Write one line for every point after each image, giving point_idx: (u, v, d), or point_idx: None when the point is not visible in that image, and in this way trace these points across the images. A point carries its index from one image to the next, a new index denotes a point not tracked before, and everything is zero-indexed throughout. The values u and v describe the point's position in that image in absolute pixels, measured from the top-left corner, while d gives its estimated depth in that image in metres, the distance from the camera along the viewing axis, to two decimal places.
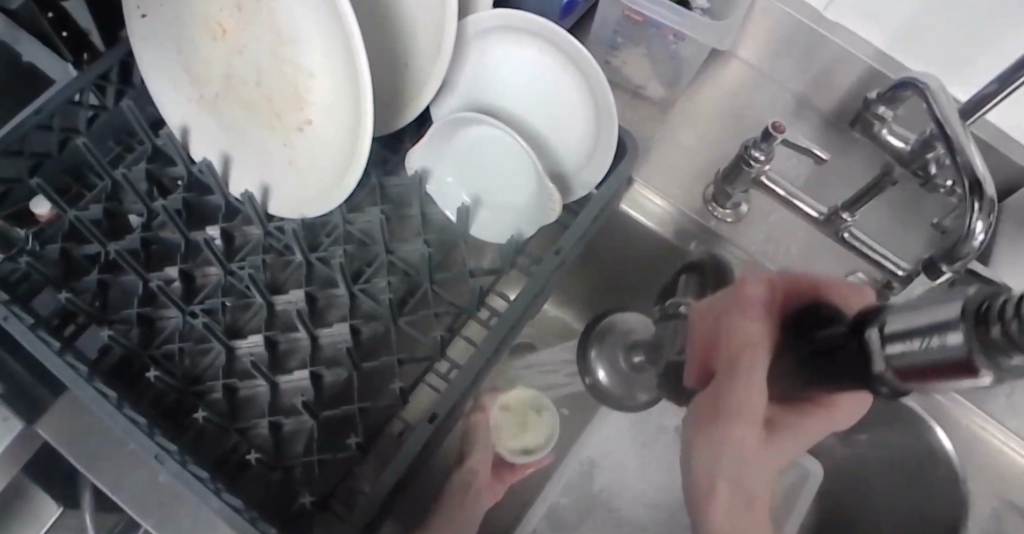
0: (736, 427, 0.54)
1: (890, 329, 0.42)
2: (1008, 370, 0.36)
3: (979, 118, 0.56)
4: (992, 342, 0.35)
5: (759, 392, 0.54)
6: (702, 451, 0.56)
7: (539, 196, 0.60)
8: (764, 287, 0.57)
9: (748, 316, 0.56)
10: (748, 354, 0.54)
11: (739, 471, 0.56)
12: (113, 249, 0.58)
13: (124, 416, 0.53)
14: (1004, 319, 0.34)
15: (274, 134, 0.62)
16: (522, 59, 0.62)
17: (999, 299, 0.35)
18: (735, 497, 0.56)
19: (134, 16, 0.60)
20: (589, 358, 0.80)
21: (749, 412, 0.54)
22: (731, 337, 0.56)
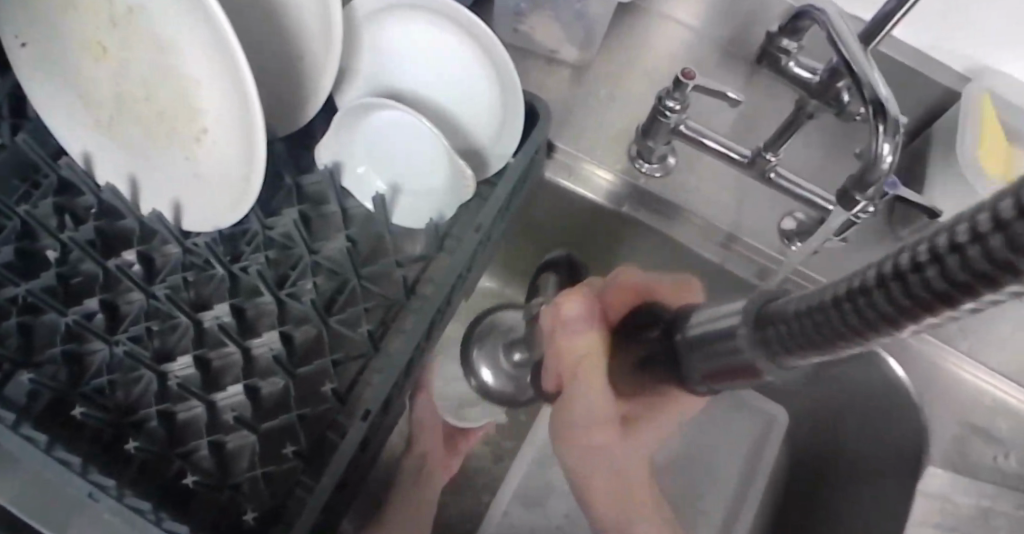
0: (588, 426, 0.62)
1: (694, 334, 0.46)
2: (785, 366, 0.38)
3: (886, 37, 0.54)
4: (772, 357, 0.38)
5: (599, 399, 0.60)
6: (574, 454, 0.65)
7: (455, 174, 0.59)
8: (578, 304, 0.60)
9: (576, 331, 0.60)
10: (588, 367, 0.59)
11: (607, 461, 0.65)
12: (27, 290, 0.56)
13: (54, 459, 0.52)
14: (770, 324, 0.38)
15: (174, 148, 0.60)
16: (418, 37, 0.60)
17: (772, 304, 0.39)
18: (610, 482, 0.66)
19: (15, 46, 0.58)
20: (471, 358, 0.76)
21: (600, 416, 0.61)
22: (564, 352, 0.60)
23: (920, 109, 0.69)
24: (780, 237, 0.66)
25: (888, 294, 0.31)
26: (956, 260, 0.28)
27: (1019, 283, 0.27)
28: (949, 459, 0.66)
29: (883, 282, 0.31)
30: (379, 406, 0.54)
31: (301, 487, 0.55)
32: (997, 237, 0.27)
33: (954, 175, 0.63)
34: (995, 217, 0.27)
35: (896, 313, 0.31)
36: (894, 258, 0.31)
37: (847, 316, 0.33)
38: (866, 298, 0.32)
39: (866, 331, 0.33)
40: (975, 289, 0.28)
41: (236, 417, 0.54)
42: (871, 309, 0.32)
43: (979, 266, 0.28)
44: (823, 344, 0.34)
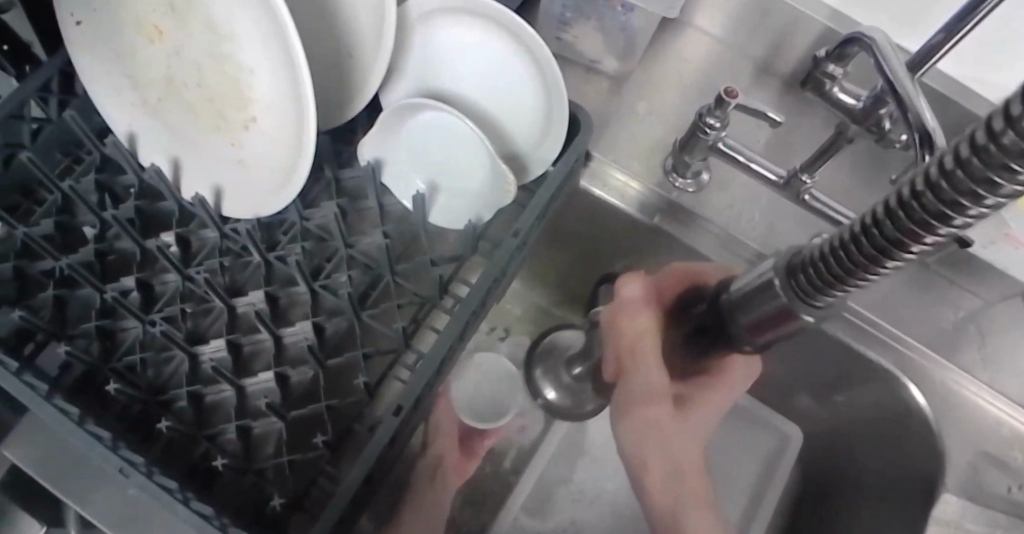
0: (649, 407, 0.64)
1: (735, 292, 0.51)
2: (817, 309, 0.44)
3: (930, 69, 0.55)
4: (806, 292, 0.44)
5: (654, 373, 0.64)
6: (633, 435, 0.65)
7: (496, 178, 0.60)
8: (637, 284, 0.66)
9: (633, 309, 0.65)
10: (644, 339, 0.64)
11: (667, 447, 0.64)
12: (66, 264, 0.56)
13: (86, 432, 0.52)
14: (806, 269, 0.43)
15: (221, 134, 0.61)
16: (468, 41, 0.61)
17: (803, 252, 0.45)
18: (667, 469, 0.64)
19: (69, 23, 0.59)
20: (534, 380, 0.81)
21: (656, 389, 0.64)
22: (623, 334, 0.66)
23: (953, 139, 0.70)
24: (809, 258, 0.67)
25: (895, 221, 0.36)
26: (944, 177, 0.33)
27: (990, 199, 0.32)
28: (964, 486, 0.64)
29: (888, 211, 0.36)
30: (410, 402, 0.55)
31: (325, 477, 0.56)
32: (981, 154, 0.31)
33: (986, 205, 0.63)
34: (970, 144, 0.32)
35: (899, 238, 0.36)
36: (893, 194, 0.36)
37: (864, 248, 0.38)
38: (876, 224, 0.37)
39: (880, 258, 0.38)
40: (961, 209, 0.33)
41: (268, 404, 0.55)
42: (880, 239, 0.37)
43: (964, 184, 0.32)
44: (849, 273, 0.39)
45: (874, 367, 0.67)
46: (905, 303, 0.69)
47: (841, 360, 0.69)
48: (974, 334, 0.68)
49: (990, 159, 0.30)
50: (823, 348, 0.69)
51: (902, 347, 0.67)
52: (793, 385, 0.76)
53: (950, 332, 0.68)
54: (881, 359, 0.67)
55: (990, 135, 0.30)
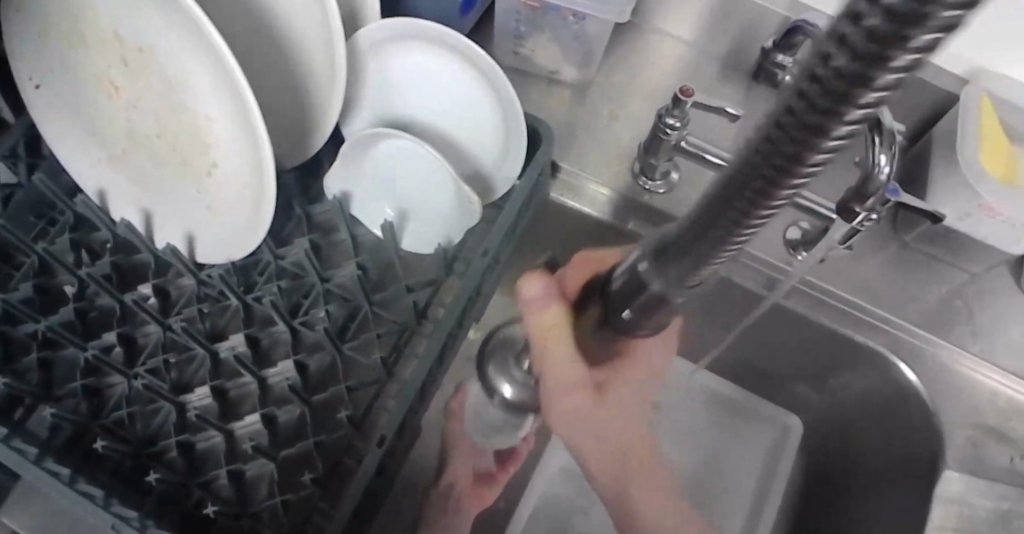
0: (562, 399, 0.59)
1: (611, 283, 0.50)
2: (684, 288, 0.42)
3: None
4: (678, 282, 0.43)
5: (570, 368, 0.58)
6: (563, 429, 0.60)
7: (461, 200, 0.61)
8: (540, 280, 0.58)
9: (541, 308, 0.58)
10: (553, 337, 0.58)
11: (601, 433, 0.61)
12: (45, 326, 0.57)
13: (78, 492, 0.52)
14: (671, 258, 0.41)
15: (187, 183, 0.62)
16: (422, 67, 0.61)
17: (664, 236, 0.42)
18: (604, 451, 0.61)
19: (30, 88, 0.60)
20: (489, 376, 0.70)
21: (574, 382, 0.58)
22: (534, 333, 0.59)
23: (920, 113, 0.68)
24: (786, 247, 0.66)
25: (722, 216, 0.33)
26: (750, 164, 0.29)
27: (820, 155, 0.26)
28: (964, 462, 0.63)
29: (729, 183, 0.31)
30: (394, 431, 0.55)
31: (318, 514, 0.55)
32: (805, 93, 0.25)
33: (956, 180, 0.62)
34: (791, 92, 0.25)
35: (738, 229, 0.33)
36: (733, 154, 0.30)
37: (710, 241, 0.36)
38: (706, 216, 0.35)
39: (738, 229, 0.33)
40: (773, 197, 0.30)
41: (255, 446, 0.56)
42: (715, 232, 0.34)
43: (804, 112, 0.25)
44: (717, 244, 0.35)
45: (862, 348, 0.67)
46: (887, 282, 0.68)
47: (825, 346, 0.69)
48: (961, 306, 0.68)
49: (778, 152, 0.27)
50: (801, 333, 0.69)
51: (890, 327, 0.66)
52: (787, 376, 0.76)
53: (936, 309, 0.67)
54: (869, 339, 0.66)
55: (781, 113, 0.26)
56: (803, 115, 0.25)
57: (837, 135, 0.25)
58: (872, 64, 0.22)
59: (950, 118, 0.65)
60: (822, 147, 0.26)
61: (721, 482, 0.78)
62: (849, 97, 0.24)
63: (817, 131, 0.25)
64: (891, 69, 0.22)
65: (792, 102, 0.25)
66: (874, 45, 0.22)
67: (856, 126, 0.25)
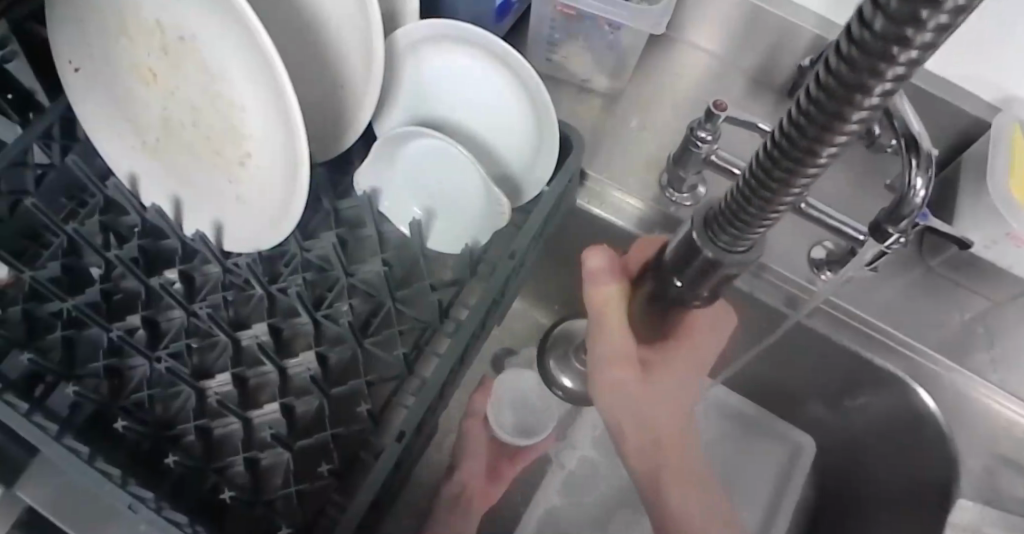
0: (614, 370, 0.60)
1: (672, 246, 0.49)
2: (737, 254, 0.44)
3: None
4: (718, 254, 0.44)
5: (626, 337, 0.60)
6: (609, 403, 0.61)
7: (489, 201, 0.61)
8: (602, 253, 0.61)
9: (601, 281, 0.60)
10: (610, 309, 0.60)
11: (644, 413, 0.60)
12: (72, 304, 0.57)
13: (95, 469, 0.52)
14: (720, 233, 0.43)
15: (218, 171, 0.62)
16: (457, 67, 0.62)
17: (710, 210, 0.45)
18: (644, 434, 0.60)
19: (68, 70, 0.61)
20: (551, 370, 0.81)
21: (624, 354, 0.60)
22: (592, 300, 0.61)
23: (948, 138, 0.68)
24: (809, 266, 0.66)
25: (774, 165, 0.34)
26: (798, 121, 0.32)
27: (854, 116, 0.29)
28: (980, 490, 0.63)
29: (772, 147, 0.34)
30: (413, 428, 0.55)
31: (333, 507, 0.56)
32: (850, 54, 0.28)
33: (984, 206, 0.62)
34: (836, 53, 0.29)
35: (782, 186, 0.35)
36: (779, 119, 0.33)
37: (753, 202, 0.38)
38: (751, 177, 0.37)
39: (782, 192, 0.36)
40: (819, 150, 0.32)
41: (273, 434, 0.56)
42: (768, 181, 0.35)
43: (847, 76, 0.28)
44: (763, 209, 0.38)
45: (882, 373, 0.67)
46: (911, 307, 0.68)
47: (845, 365, 0.68)
48: (982, 334, 0.67)
49: (839, 87, 0.29)
50: (823, 353, 0.69)
51: (911, 352, 0.66)
52: (803, 395, 0.76)
53: (957, 335, 0.67)
54: (889, 363, 0.66)
55: (831, 67, 0.29)
56: (849, 65, 0.28)
57: (881, 86, 0.28)
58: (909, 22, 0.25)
59: (981, 145, 0.65)
60: (882, 83, 0.28)
61: (731, 495, 0.77)
62: (899, 43, 0.26)
63: (856, 91, 0.28)
64: (926, 29, 0.25)
65: (870, 17, 0.26)
66: (914, 7, 0.25)
67: (913, 64, 0.27)
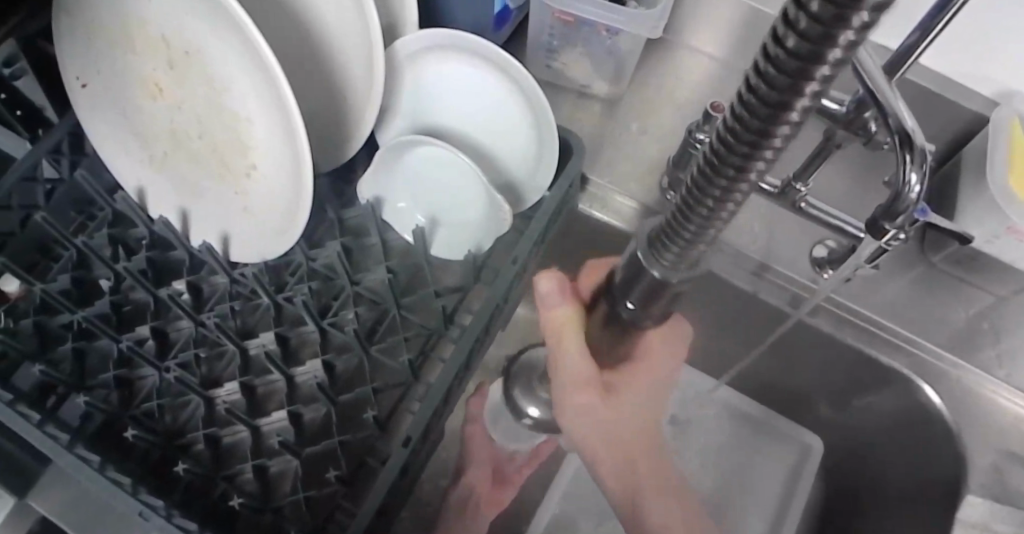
0: (573, 394, 0.57)
1: (619, 273, 0.48)
2: (678, 271, 0.42)
3: (913, 66, 0.51)
4: (670, 262, 0.41)
5: (582, 363, 0.57)
6: (574, 425, 0.59)
7: (490, 207, 0.62)
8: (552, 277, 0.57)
9: (551, 305, 0.57)
10: (565, 335, 0.57)
11: (608, 430, 0.59)
12: (82, 316, 0.58)
13: (106, 478, 0.53)
14: (665, 250, 0.41)
15: (224, 183, 0.63)
16: (457, 76, 0.63)
17: (654, 226, 0.43)
18: (614, 450, 0.59)
19: (76, 86, 0.62)
20: (513, 398, 0.68)
21: (581, 378, 0.57)
22: (547, 325, 0.58)
23: (947, 136, 0.68)
24: (812, 264, 0.67)
25: (709, 183, 0.33)
26: (739, 116, 0.29)
27: (780, 129, 0.28)
28: (988, 487, 0.63)
29: (707, 164, 0.33)
30: (418, 433, 0.56)
31: (342, 512, 0.56)
32: (770, 71, 0.26)
33: (984, 201, 0.62)
34: (757, 69, 0.27)
35: (727, 190, 0.33)
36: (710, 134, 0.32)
37: (700, 206, 0.35)
38: (694, 183, 0.34)
39: (718, 207, 0.34)
40: (757, 155, 0.30)
41: (281, 441, 0.57)
42: (704, 198, 0.34)
43: (771, 91, 0.27)
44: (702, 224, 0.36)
45: (888, 371, 0.66)
46: (915, 305, 0.68)
47: (850, 363, 0.68)
48: (988, 330, 0.67)
49: (764, 102, 0.27)
50: (828, 353, 0.69)
51: (916, 350, 0.66)
52: (809, 394, 0.76)
53: (962, 332, 0.67)
54: (894, 361, 0.66)
55: (770, 55, 0.26)
56: (793, 52, 0.25)
57: (825, 67, 0.25)
58: (846, 8, 0.23)
59: (980, 141, 0.65)
60: (804, 96, 0.27)
61: (739, 498, 0.77)
62: (815, 58, 0.25)
63: (781, 105, 0.27)
64: (849, 31, 0.24)
65: (782, 35, 0.25)
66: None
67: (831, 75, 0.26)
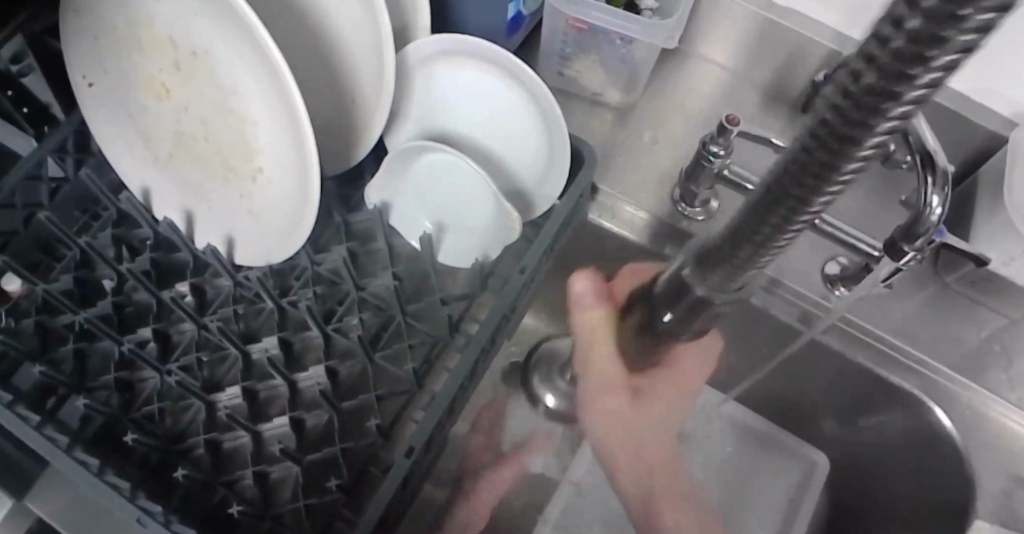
0: (602, 397, 0.59)
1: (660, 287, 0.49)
2: (724, 289, 0.42)
3: (936, 84, 0.50)
4: (724, 278, 0.41)
5: (613, 366, 0.58)
6: (600, 427, 0.60)
7: (500, 215, 0.61)
8: (589, 278, 0.58)
9: (586, 308, 0.58)
10: (600, 336, 0.57)
11: (633, 434, 0.60)
12: (83, 317, 0.57)
13: (104, 482, 0.52)
14: (719, 265, 0.40)
15: (230, 185, 0.63)
16: (469, 81, 0.62)
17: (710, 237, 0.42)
18: (634, 456, 0.61)
19: (82, 85, 0.61)
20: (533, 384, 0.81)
21: (613, 381, 0.58)
22: (582, 326, 0.58)
23: (963, 153, 0.68)
24: (823, 281, 0.66)
25: (769, 206, 0.32)
26: (808, 145, 0.28)
27: (847, 167, 0.27)
28: (997, 511, 0.62)
29: (769, 189, 0.32)
30: (422, 444, 0.55)
31: (342, 521, 0.56)
32: (841, 104, 0.25)
33: (1001, 222, 0.61)
34: (828, 100, 0.26)
35: (795, 212, 0.31)
36: (775, 158, 0.31)
37: (759, 228, 0.34)
38: (761, 201, 0.33)
39: (780, 231, 0.33)
40: (820, 188, 0.29)
41: (282, 449, 0.56)
42: (764, 220, 0.33)
43: (839, 127, 0.26)
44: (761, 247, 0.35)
45: (898, 391, 0.66)
46: (927, 325, 0.67)
47: (861, 383, 0.68)
48: (999, 352, 0.66)
49: (832, 137, 0.26)
50: (837, 371, 0.68)
51: (927, 371, 0.65)
52: (817, 412, 0.75)
53: (973, 353, 0.66)
54: (905, 381, 0.65)
55: (842, 87, 0.25)
56: (855, 99, 0.25)
57: (902, 106, 0.24)
58: (915, 61, 0.22)
59: (997, 160, 0.64)
60: (875, 136, 0.25)
61: (742, 512, 0.76)
62: (889, 98, 0.24)
63: (849, 142, 0.26)
64: (931, 73, 0.22)
65: (859, 70, 0.24)
66: (917, 48, 0.22)
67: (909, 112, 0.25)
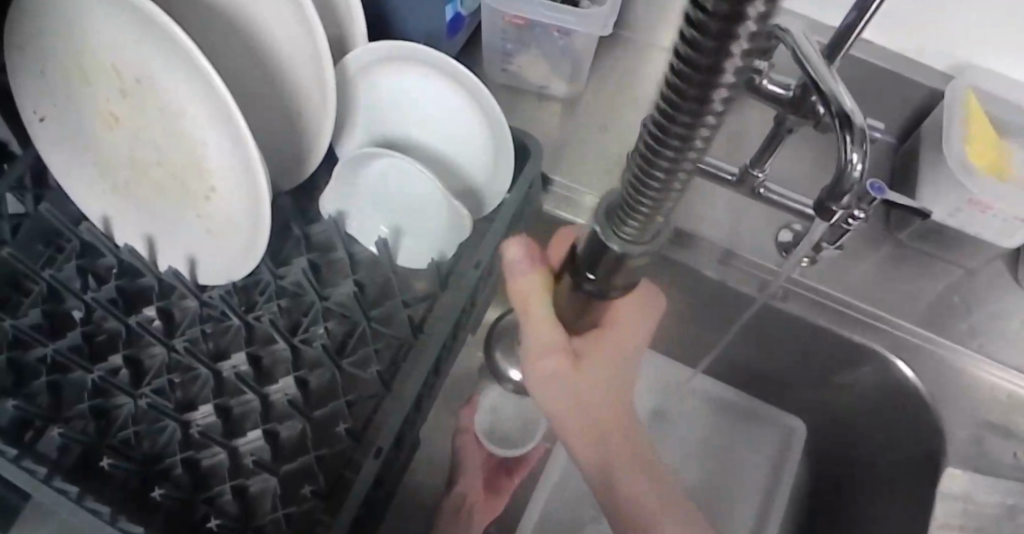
0: (544, 361, 0.57)
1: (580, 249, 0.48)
2: (638, 242, 0.42)
3: (856, 42, 0.50)
4: (633, 234, 0.41)
5: (550, 328, 0.57)
6: (546, 397, 0.58)
7: (450, 214, 0.62)
8: (518, 244, 0.58)
9: (518, 272, 0.58)
10: (534, 301, 0.57)
11: (583, 394, 0.57)
12: (51, 349, 0.58)
13: (87, 509, 0.54)
14: (625, 223, 0.41)
15: (187, 208, 0.64)
16: (410, 86, 0.63)
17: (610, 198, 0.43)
18: (588, 419, 0.57)
19: (34, 121, 0.62)
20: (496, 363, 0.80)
21: (551, 342, 0.57)
22: (518, 295, 0.58)
23: (906, 111, 0.69)
24: (778, 249, 0.67)
25: (657, 150, 0.33)
26: (677, 83, 0.29)
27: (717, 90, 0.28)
28: (968, 458, 0.63)
29: (652, 133, 0.32)
30: (391, 441, 0.57)
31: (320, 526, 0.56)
32: (693, 36, 0.26)
33: (943, 175, 0.63)
34: (682, 33, 0.27)
35: (680, 151, 0.32)
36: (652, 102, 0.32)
37: (652, 174, 0.34)
38: (645, 152, 0.33)
39: (671, 172, 0.34)
40: (700, 118, 0.30)
41: (255, 461, 0.57)
42: (655, 165, 0.34)
43: (699, 56, 0.27)
44: (660, 192, 0.36)
45: (861, 349, 0.66)
46: (884, 282, 0.68)
47: (824, 345, 0.68)
48: (959, 303, 0.68)
49: (696, 63, 0.27)
50: (798, 335, 0.69)
51: (887, 326, 0.66)
52: (787, 380, 0.76)
53: (933, 306, 0.67)
54: (867, 339, 0.66)
55: (690, 25, 0.26)
56: None
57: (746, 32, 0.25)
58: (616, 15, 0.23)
59: (937, 115, 0.65)
60: (734, 55, 0.26)
61: (727, 488, 0.77)
62: (736, 22, 0.25)
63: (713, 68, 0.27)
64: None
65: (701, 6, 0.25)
66: None
67: (760, 29, 0.25)
